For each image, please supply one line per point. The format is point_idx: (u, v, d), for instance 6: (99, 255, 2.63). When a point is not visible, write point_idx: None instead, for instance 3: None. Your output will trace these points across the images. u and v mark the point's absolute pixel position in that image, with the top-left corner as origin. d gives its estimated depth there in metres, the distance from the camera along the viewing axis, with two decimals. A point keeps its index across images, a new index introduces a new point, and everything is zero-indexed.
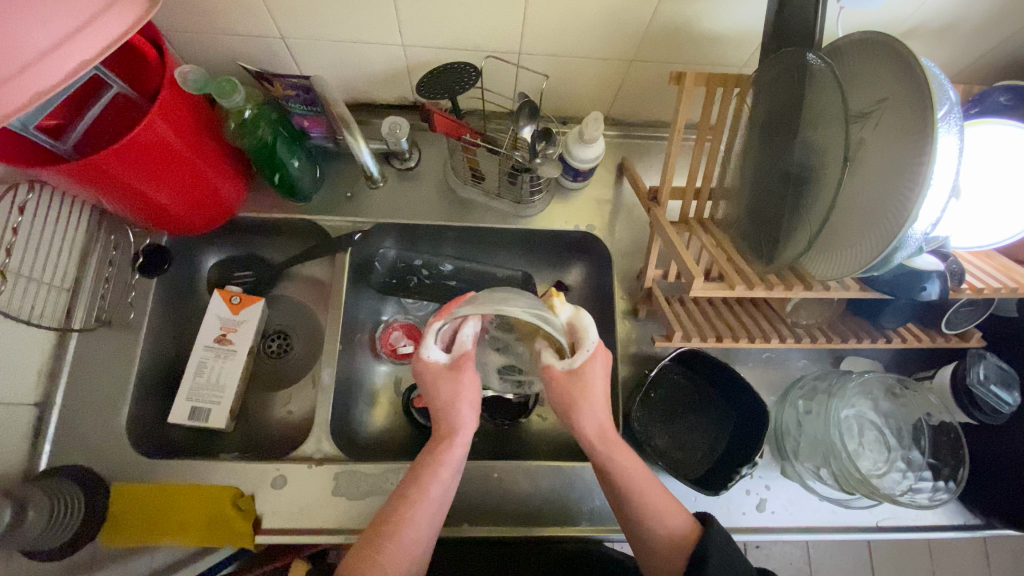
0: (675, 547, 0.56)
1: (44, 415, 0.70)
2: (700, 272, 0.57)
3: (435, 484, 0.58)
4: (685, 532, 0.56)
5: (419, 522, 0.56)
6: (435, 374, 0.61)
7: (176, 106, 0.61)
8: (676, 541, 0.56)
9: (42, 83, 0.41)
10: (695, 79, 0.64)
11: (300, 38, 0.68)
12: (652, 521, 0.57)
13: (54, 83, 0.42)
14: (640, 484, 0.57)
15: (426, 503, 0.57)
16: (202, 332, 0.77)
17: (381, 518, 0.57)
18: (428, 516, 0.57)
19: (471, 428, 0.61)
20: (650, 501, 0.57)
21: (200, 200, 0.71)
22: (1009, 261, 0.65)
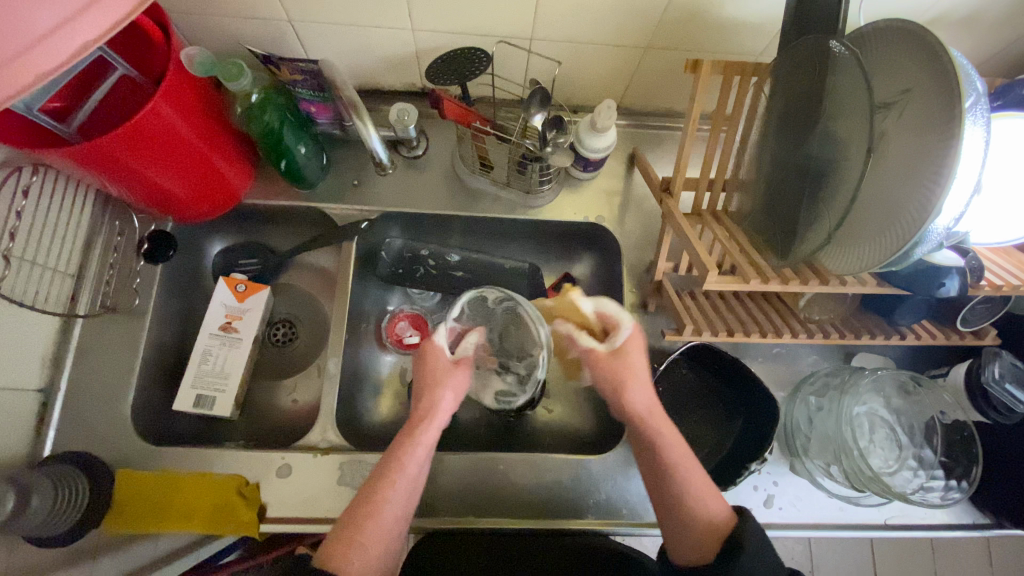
0: (713, 536, 0.54)
1: (48, 402, 0.69)
2: (713, 264, 0.56)
3: (411, 461, 0.57)
4: (725, 522, 0.55)
5: (392, 504, 0.55)
6: (439, 367, 0.63)
7: (182, 89, 0.60)
8: (713, 530, 0.54)
9: (49, 62, 0.37)
10: (712, 67, 0.62)
11: (307, 21, 0.67)
12: (686, 505, 0.56)
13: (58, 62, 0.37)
14: (684, 468, 0.56)
15: (402, 481, 0.56)
16: (208, 320, 0.77)
17: (354, 504, 0.55)
18: (398, 500, 0.56)
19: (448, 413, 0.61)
20: (690, 487, 0.56)
21: (206, 186, 0.70)
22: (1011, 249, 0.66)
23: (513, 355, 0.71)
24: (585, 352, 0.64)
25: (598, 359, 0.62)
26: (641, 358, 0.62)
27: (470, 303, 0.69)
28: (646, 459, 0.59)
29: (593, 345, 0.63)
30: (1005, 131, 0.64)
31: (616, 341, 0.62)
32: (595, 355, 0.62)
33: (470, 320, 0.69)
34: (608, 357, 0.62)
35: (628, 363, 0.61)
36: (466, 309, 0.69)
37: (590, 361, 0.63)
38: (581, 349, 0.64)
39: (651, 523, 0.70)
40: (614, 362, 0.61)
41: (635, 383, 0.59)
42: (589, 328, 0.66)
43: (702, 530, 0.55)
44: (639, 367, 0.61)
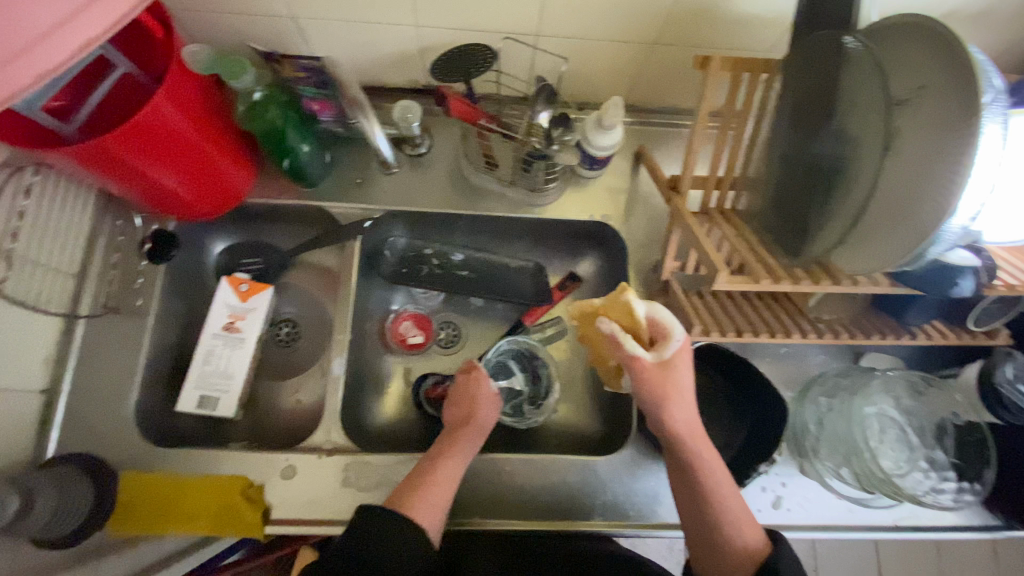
0: (751, 566, 0.52)
1: (51, 403, 0.69)
2: (724, 265, 0.55)
3: (467, 443, 0.64)
4: (760, 551, 0.53)
5: (444, 483, 0.59)
6: (484, 393, 0.67)
7: (184, 89, 0.59)
8: (747, 552, 0.53)
9: (50, 63, 0.36)
10: (722, 63, 0.61)
11: (309, 18, 0.66)
12: (723, 528, 0.54)
13: (58, 64, 0.36)
14: (723, 492, 0.55)
15: (457, 455, 0.62)
16: (211, 320, 0.76)
17: (414, 474, 0.60)
18: (451, 476, 0.60)
19: (489, 420, 0.66)
20: (731, 510, 0.54)
21: (210, 185, 0.70)
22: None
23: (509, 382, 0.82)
24: (628, 360, 0.56)
25: (644, 369, 0.55)
26: (688, 374, 0.57)
27: (493, 350, 0.83)
28: (676, 464, 0.58)
29: (641, 354, 0.55)
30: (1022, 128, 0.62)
31: (665, 352, 0.56)
32: (641, 365, 0.55)
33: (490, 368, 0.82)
34: (655, 368, 0.56)
35: (675, 380, 0.56)
36: (490, 357, 0.82)
37: (634, 370, 0.55)
38: (625, 356, 0.56)
39: (658, 524, 0.69)
40: (660, 374, 0.55)
41: (677, 398, 0.55)
42: (636, 333, 0.59)
43: (736, 554, 0.53)
44: (683, 386, 0.56)
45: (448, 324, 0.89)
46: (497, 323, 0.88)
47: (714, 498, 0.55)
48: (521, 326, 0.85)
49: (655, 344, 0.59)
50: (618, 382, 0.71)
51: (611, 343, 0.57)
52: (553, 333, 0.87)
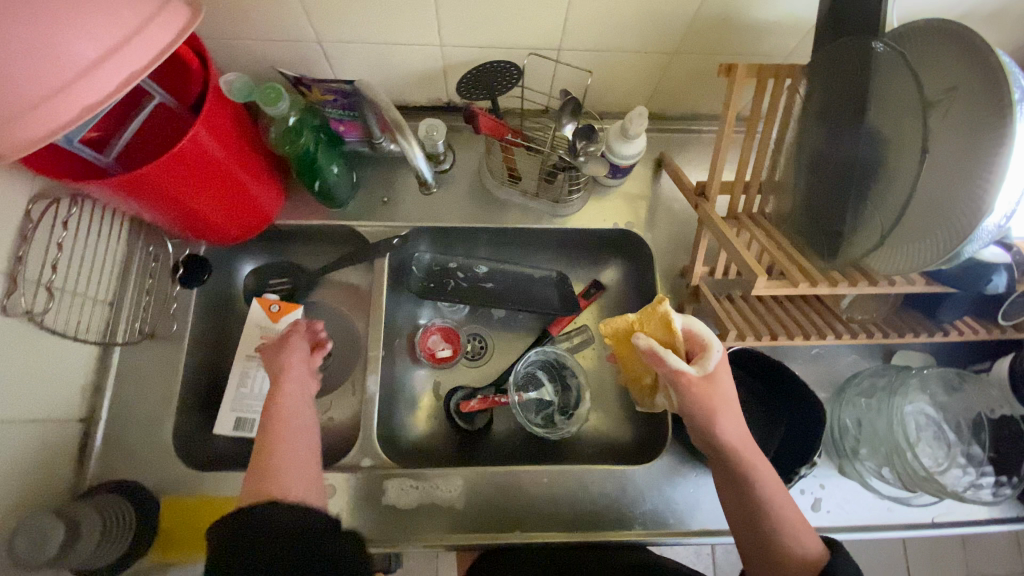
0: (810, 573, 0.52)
1: (90, 430, 0.69)
2: (763, 270, 0.56)
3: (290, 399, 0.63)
4: (818, 560, 0.53)
5: (294, 440, 0.59)
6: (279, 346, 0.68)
7: (221, 118, 0.61)
8: (804, 563, 0.52)
9: (94, 94, 0.47)
10: (747, 70, 0.62)
11: (337, 41, 0.67)
12: (784, 539, 0.54)
13: (103, 95, 0.47)
14: (776, 500, 0.55)
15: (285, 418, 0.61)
16: (245, 342, 0.77)
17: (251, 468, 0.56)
18: (291, 436, 0.59)
19: (301, 363, 0.67)
20: (782, 513, 0.55)
21: (241, 209, 0.70)
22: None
23: (536, 392, 0.83)
24: (673, 374, 0.58)
25: (690, 383, 0.57)
26: (730, 381, 0.59)
27: (521, 363, 0.83)
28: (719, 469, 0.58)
29: (686, 367, 0.58)
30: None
31: (708, 364, 0.58)
32: (686, 380, 0.57)
33: (519, 381, 0.82)
34: (701, 381, 0.58)
35: (719, 390, 0.57)
36: (519, 370, 0.83)
37: (681, 384, 0.57)
38: (670, 370, 0.58)
39: (698, 531, 0.70)
40: (707, 387, 0.57)
41: (724, 408, 0.57)
42: (675, 347, 0.61)
43: (796, 562, 0.53)
44: (728, 398, 0.57)
45: (475, 336, 0.89)
46: (524, 334, 0.89)
47: (770, 509, 0.55)
48: (548, 335, 0.85)
49: (694, 358, 0.61)
50: (651, 400, 0.72)
51: (653, 358, 0.59)
52: (578, 342, 0.87)
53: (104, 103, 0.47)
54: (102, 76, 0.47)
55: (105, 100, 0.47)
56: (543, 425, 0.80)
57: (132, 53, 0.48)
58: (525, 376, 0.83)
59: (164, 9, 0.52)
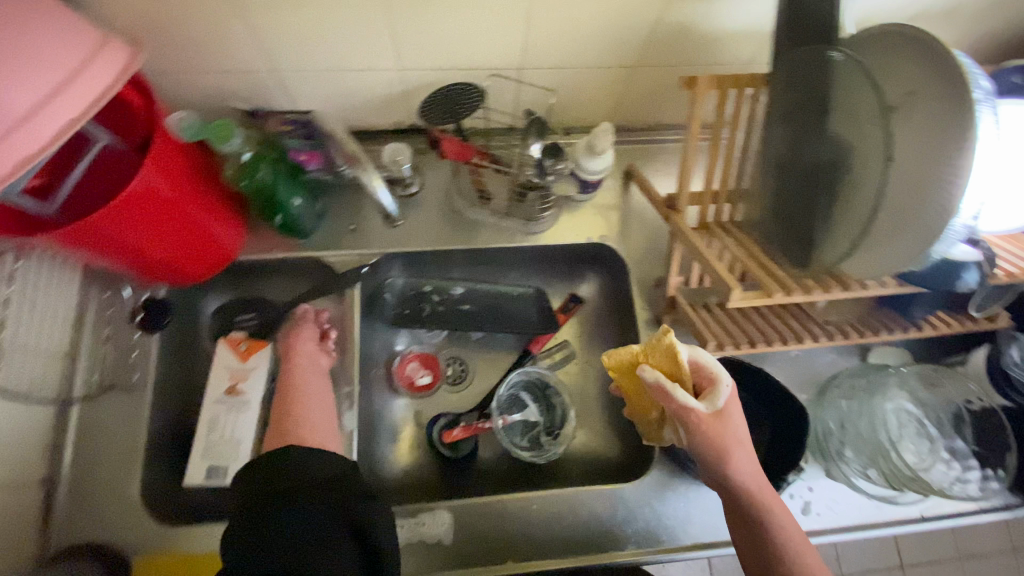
0: None
1: (51, 493, 0.66)
2: (736, 283, 0.55)
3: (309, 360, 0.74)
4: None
5: (315, 396, 0.71)
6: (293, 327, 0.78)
7: (171, 158, 0.58)
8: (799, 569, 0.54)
9: (34, 143, 0.44)
10: (708, 81, 0.61)
11: (290, 70, 0.65)
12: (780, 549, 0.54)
13: (42, 143, 0.45)
14: (767, 511, 0.55)
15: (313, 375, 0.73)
16: (211, 386, 0.74)
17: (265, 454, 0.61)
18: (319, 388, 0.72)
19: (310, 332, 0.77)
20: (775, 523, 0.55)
21: (202, 248, 0.68)
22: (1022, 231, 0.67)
23: (519, 413, 0.81)
24: (681, 410, 0.55)
25: (700, 420, 0.54)
26: (740, 417, 0.56)
27: (503, 386, 0.81)
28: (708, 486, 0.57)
29: (695, 404, 0.54)
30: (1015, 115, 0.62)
31: (718, 401, 0.55)
32: (696, 418, 0.54)
33: (503, 404, 0.81)
34: (711, 419, 0.55)
35: (731, 427, 0.55)
36: (502, 394, 0.81)
37: (689, 421, 0.54)
38: (678, 406, 0.55)
39: (693, 546, 0.68)
40: (717, 426, 0.54)
41: (735, 445, 0.55)
42: (680, 380, 0.58)
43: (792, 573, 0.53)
44: (739, 437, 0.55)
45: (454, 359, 0.87)
46: (504, 354, 0.87)
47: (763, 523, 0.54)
48: (529, 355, 0.84)
49: (701, 391, 0.58)
50: (659, 433, 0.68)
51: (659, 393, 0.55)
52: (560, 357, 0.86)
53: (44, 152, 0.45)
54: (39, 124, 0.44)
55: (46, 148, 0.45)
56: (529, 449, 0.79)
57: (71, 97, 0.46)
58: (509, 399, 0.82)
59: (104, 49, 0.49)
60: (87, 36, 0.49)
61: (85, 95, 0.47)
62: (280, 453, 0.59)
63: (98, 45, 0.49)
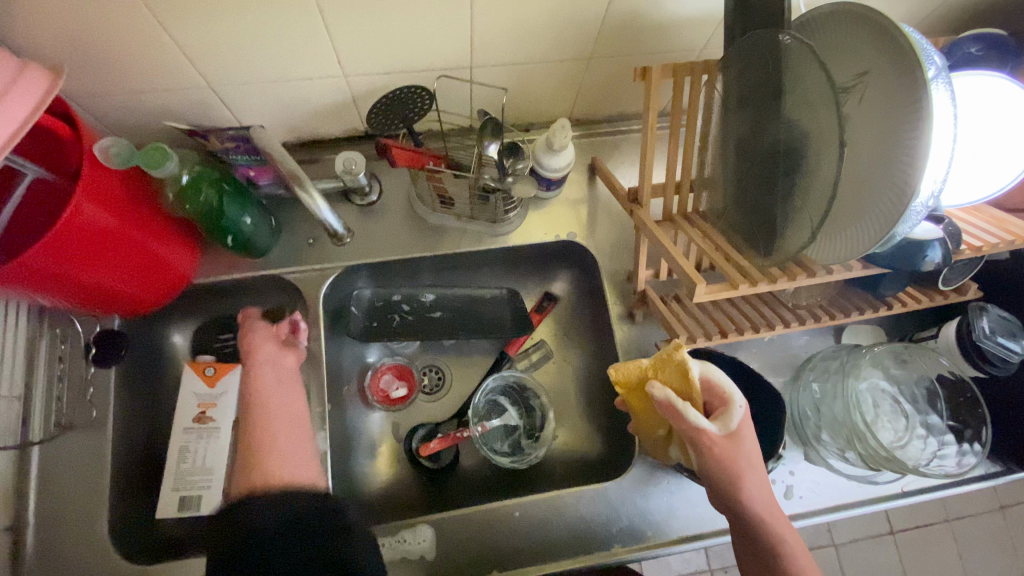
0: None
1: (16, 541, 0.63)
2: (701, 278, 0.54)
3: (272, 368, 0.70)
4: None
5: (287, 415, 0.66)
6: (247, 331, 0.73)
7: (105, 184, 0.55)
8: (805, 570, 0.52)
9: None
10: (662, 72, 0.60)
11: (229, 84, 0.62)
12: (776, 544, 0.53)
13: None
14: (758, 506, 0.53)
15: (276, 388, 0.68)
16: (180, 413, 0.72)
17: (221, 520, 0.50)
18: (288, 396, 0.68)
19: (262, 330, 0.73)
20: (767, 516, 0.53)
21: (152, 274, 0.65)
22: (1001, 211, 0.63)
23: (498, 418, 0.80)
24: (693, 431, 0.53)
25: (713, 442, 0.53)
26: (752, 440, 0.55)
27: (480, 392, 0.80)
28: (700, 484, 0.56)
29: (707, 425, 0.53)
30: (970, 88, 0.62)
31: (730, 422, 0.54)
32: (708, 439, 0.53)
33: (482, 410, 0.79)
34: (723, 440, 0.53)
35: (743, 449, 0.54)
36: (480, 401, 0.80)
37: (702, 443, 0.53)
38: (690, 427, 0.53)
39: (678, 539, 0.68)
40: (729, 447, 0.53)
41: (746, 466, 0.53)
42: (691, 398, 0.57)
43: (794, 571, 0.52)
44: (750, 459, 0.54)
45: (430, 368, 0.86)
46: (480, 358, 0.86)
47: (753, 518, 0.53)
48: (506, 357, 0.82)
49: (713, 411, 0.57)
50: (665, 454, 0.66)
51: (672, 413, 0.54)
52: (537, 357, 0.85)
53: None
54: None
55: None
56: (510, 454, 0.77)
57: None
58: (485, 404, 0.80)
59: (16, 84, 0.46)
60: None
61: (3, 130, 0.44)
62: (236, 511, 0.50)
63: (10, 80, 0.46)
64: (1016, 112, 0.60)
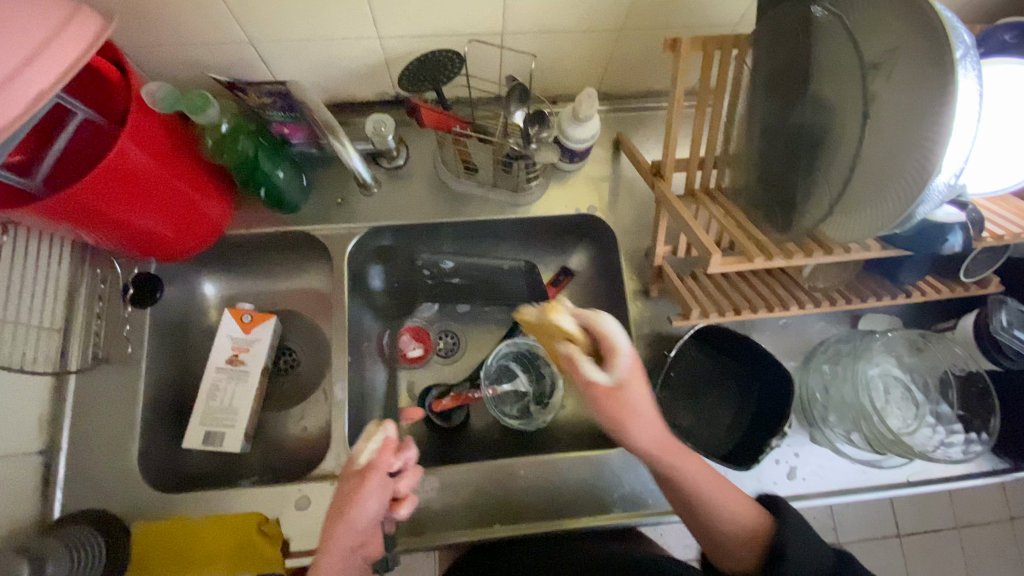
0: (727, 506, 0.55)
1: (52, 462, 0.67)
2: (717, 249, 0.55)
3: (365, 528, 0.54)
4: (742, 511, 0.56)
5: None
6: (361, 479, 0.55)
7: (149, 128, 0.58)
8: (722, 493, 0.56)
9: (16, 105, 0.45)
10: (692, 44, 0.60)
11: (269, 40, 0.65)
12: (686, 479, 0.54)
13: (25, 104, 0.45)
14: (656, 444, 0.52)
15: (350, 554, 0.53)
16: (215, 354, 0.77)
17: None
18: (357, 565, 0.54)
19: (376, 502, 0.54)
20: (671, 454, 0.53)
21: (189, 220, 0.68)
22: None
23: (508, 382, 0.82)
24: (588, 385, 0.50)
25: (603, 395, 0.49)
26: (644, 388, 0.51)
27: (493, 356, 0.83)
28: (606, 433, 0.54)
29: (600, 376, 0.50)
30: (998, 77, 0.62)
31: (620, 372, 0.50)
32: (599, 390, 0.50)
33: (495, 373, 0.83)
34: (616, 392, 0.50)
35: (630, 398, 0.50)
36: (492, 365, 0.83)
37: (593, 395, 0.50)
38: (585, 381, 0.50)
39: None
40: (619, 399, 0.50)
41: (638, 419, 0.51)
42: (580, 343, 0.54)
43: (710, 499, 0.55)
44: (641, 402, 0.51)
45: (446, 333, 0.88)
46: (495, 327, 0.88)
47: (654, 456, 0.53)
48: (518, 327, 0.85)
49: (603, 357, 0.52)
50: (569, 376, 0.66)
51: (571, 365, 0.52)
52: None
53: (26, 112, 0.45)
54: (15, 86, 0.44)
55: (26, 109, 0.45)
56: (519, 416, 0.80)
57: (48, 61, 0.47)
58: (497, 368, 0.83)
59: (56, 39, 0.47)
60: (33, 28, 0.47)
61: (61, 60, 0.47)
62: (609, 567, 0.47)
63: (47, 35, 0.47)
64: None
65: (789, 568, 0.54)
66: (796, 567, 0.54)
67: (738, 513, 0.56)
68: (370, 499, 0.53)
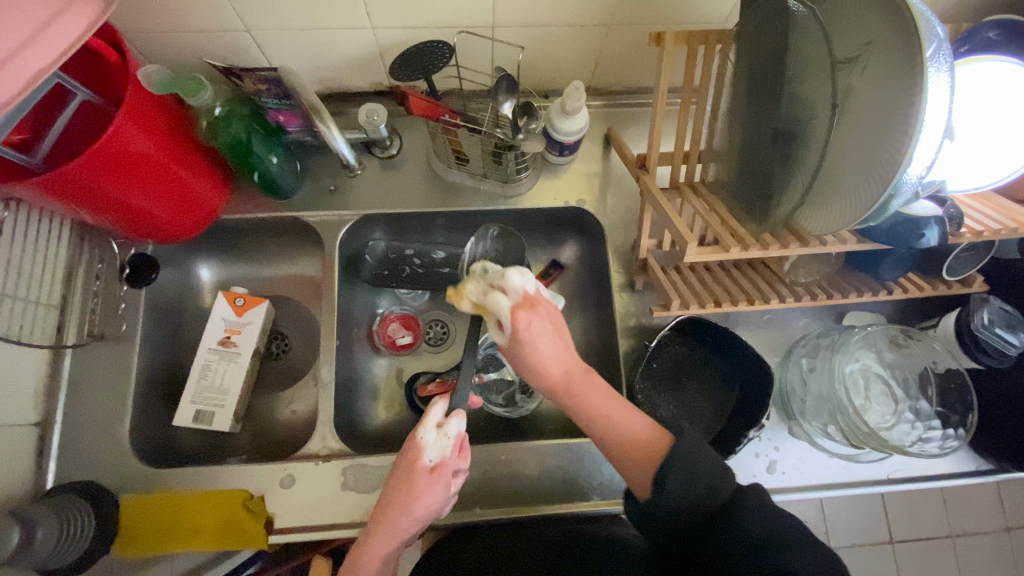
0: (616, 411, 0.53)
1: (46, 435, 0.69)
2: (693, 237, 0.56)
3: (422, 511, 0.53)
4: (634, 422, 0.52)
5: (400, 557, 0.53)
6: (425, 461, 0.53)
7: (146, 111, 0.60)
8: (612, 410, 0.53)
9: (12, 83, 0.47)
10: (676, 38, 0.61)
11: (264, 29, 0.67)
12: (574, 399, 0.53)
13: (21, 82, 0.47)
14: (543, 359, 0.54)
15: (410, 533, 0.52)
16: (207, 336, 0.78)
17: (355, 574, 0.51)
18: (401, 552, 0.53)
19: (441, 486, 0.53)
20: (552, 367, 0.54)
21: (185, 202, 0.70)
22: (1012, 202, 0.62)
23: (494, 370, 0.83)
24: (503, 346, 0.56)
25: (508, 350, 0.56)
26: (533, 329, 0.54)
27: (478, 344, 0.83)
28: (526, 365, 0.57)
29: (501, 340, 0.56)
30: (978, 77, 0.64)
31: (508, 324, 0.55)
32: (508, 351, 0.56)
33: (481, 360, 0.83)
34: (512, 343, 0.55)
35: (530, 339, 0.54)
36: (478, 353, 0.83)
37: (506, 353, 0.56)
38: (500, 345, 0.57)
39: None
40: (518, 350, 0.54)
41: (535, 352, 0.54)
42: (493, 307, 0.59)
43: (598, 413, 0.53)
44: (540, 342, 0.53)
45: (436, 322, 0.90)
46: None
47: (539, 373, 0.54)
48: None
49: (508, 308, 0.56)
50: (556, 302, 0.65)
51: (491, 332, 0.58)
52: None
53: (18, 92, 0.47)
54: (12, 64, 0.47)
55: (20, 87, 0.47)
56: (504, 402, 0.81)
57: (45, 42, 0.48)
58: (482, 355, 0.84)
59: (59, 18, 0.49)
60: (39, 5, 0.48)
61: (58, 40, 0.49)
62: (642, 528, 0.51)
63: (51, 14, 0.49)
64: (1013, 98, 0.63)
65: (669, 489, 0.49)
66: (676, 490, 0.49)
67: (625, 419, 0.53)
68: (434, 499, 0.52)
